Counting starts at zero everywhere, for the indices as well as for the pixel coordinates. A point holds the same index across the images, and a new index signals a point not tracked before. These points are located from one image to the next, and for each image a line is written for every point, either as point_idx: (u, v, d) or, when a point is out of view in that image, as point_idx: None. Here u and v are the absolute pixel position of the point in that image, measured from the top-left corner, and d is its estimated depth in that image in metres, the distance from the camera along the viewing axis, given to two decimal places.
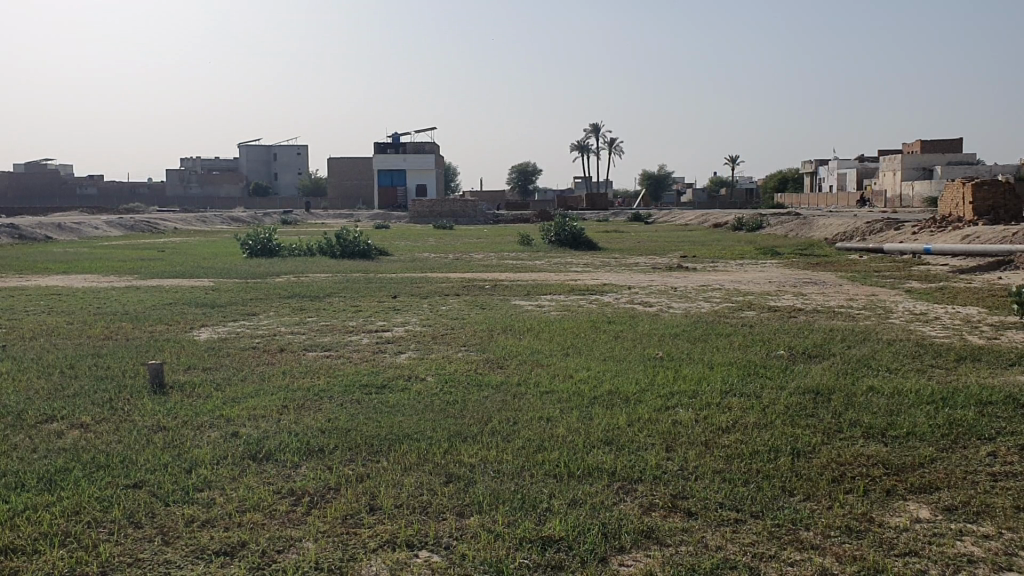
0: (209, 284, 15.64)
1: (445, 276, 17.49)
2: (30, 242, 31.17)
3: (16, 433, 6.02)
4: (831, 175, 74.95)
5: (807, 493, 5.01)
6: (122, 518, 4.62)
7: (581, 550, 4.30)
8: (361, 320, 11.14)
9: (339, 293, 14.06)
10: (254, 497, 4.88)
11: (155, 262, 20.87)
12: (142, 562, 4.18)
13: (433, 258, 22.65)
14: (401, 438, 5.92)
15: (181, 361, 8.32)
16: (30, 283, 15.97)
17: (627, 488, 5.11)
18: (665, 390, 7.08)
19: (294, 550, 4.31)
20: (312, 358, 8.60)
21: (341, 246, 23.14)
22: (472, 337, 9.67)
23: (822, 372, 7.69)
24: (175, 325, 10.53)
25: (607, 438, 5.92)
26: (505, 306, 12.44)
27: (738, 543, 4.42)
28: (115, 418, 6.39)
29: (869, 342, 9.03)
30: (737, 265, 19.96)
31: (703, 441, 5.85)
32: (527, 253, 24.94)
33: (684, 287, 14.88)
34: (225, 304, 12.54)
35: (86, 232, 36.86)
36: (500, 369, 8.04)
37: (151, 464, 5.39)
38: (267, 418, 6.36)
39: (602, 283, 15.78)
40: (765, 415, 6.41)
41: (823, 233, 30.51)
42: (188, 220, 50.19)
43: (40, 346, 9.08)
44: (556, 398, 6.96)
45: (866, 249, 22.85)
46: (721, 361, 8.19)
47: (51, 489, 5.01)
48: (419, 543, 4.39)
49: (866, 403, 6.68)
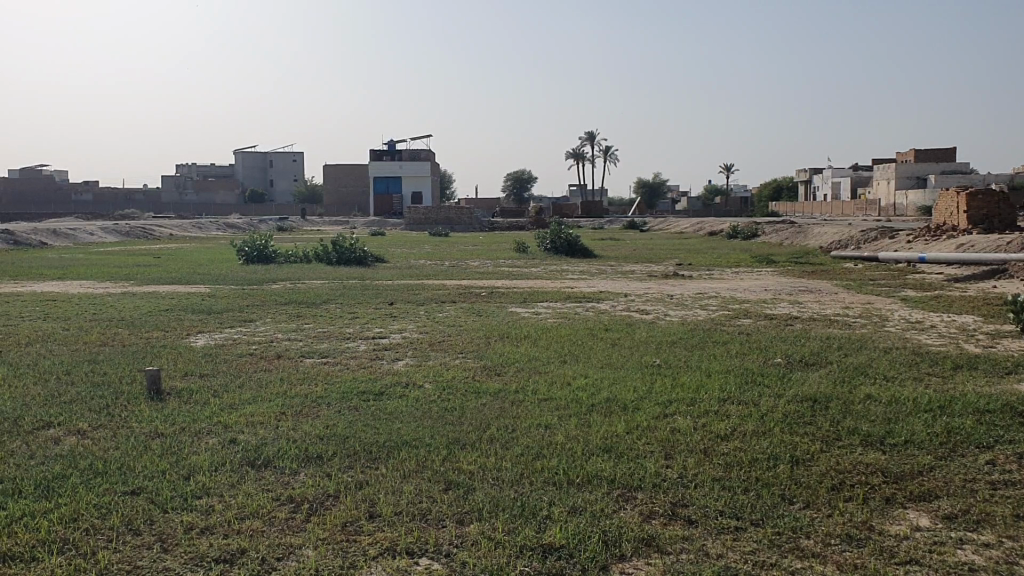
0: (206, 290, 15.73)
1: (441, 283, 17.57)
2: (24, 248, 31.14)
3: (14, 439, 5.99)
4: (826, 183, 75.04)
5: (806, 501, 5.01)
6: (120, 525, 4.60)
7: (582, 558, 4.29)
8: (357, 326, 11.14)
9: (335, 298, 14.12)
10: (252, 504, 4.87)
11: (150, 268, 20.83)
12: (140, 570, 4.16)
13: (430, 266, 22.60)
14: (401, 445, 5.93)
15: (177, 367, 8.30)
16: (29, 289, 16.04)
17: (627, 496, 5.11)
18: (663, 398, 7.07)
19: (293, 558, 4.30)
20: (310, 365, 8.56)
21: (337, 252, 23.17)
22: (469, 345, 9.62)
23: (820, 380, 7.70)
24: (171, 331, 10.51)
25: (607, 446, 5.92)
26: (502, 314, 12.47)
27: (739, 551, 4.42)
28: (113, 425, 6.35)
29: (866, 350, 9.05)
30: (733, 273, 19.93)
31: (702, 449, 5.86)
32: (523, 261, 25.01)
33: (682, 294, 14.94)
34: (223, 310, 12.51)
35: (82, 238, 36.86)
36: (497, 377, 8.02)
37: (150, 471, 5.35)
38: (264, 425, 6.33)
39: (599, 290, 15.82)
40: (763, 423, 6.42)
41: (817, 242, 30.57)
42: (185, 226, 50.33)
43: (37, 351, 9.08)
44: (553, 405, 6.94)
45: (862, 256, 22.91)
46: (719, 368, 8.19)
47: (49, 497, 4.98)
48: (419, 551, 4.37)
49: (866, 410, 6.69)
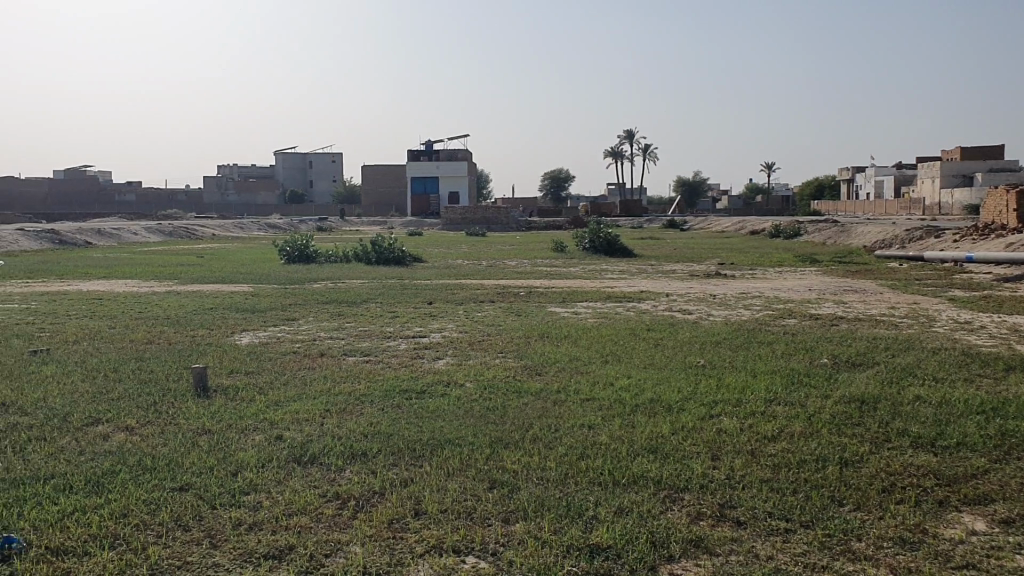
0: (248, 289, 15.89)
1: (481, 282, 17.57)
2: (69, 247, 31.67)
3: (63, 436, 6.07)
4: (869, 182, 73.93)
5: (857, 503, 4.93)
6: (170, 521, 4.63)
7: (631, 559, 4.25)
8: (398, 325, 11.16)
9: (375, 297, 14.18)
10: (300, 501, 4.88)
11: (192, 268, 21.09)
12: (190, 565, 4.18)
13: (468, 266, 22.61)
14: (444, 443, 5.92)
15: (223, 365, 8.37)
16: (75, 288, 16.29)
17: (674, 497, 5.06)
18: (708, 398, 7.00)
19: (341, 554, 4.30)
20: (352, 363, 8.59)
21: (376, 252, 23.28)
22: (509, 345, 9.60)
23: (867, 380, 7.57)
24: (215, 329, 10.60)
25: (653, 446, 5.86)
26: (542, 313, 12.42)
27: (789, 553, 4.35)
28: (160, 422, 6.42)
29: (914, 350, 8.89)
30: (776, 273, 19.69)
31: (749, 450, 5.78)
32: (561, 260, 24.97)
33: (724, 294, 14.80)
34: (265, 309, 12.62)
35: (125, 237, 37.42)
36: (539, 377, 7.98)
37: (198, 467, 5.39)
38: (309, 422, 6.35)
39: (639, 289, 15.72)
40: (810, 424, 6.33)
41: (860, 242, 30.11)
42: (226, 226, 50.88)
43: (85, 348, 9.22)
44: (596, 405, 6.90)
45: (908, 257, 22.55)
46: (764, 369, 8.10)
47: (99, 492, 5.03)
48: (466, 549, 4.35)
49: (915, 412, 6.57)
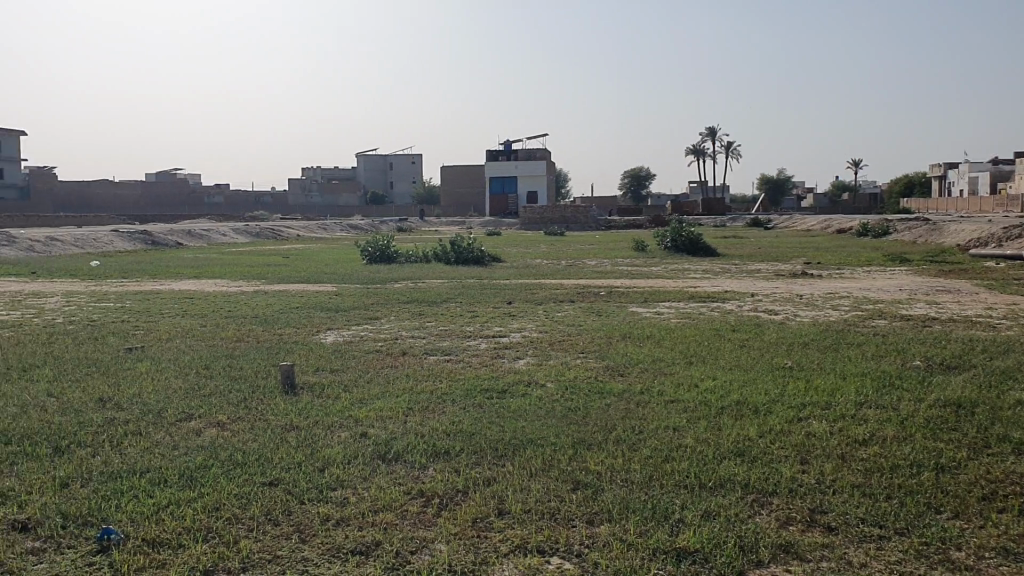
0: (332, 288, 16.17)
1: (560, 282, 17.52)
2: (160, 247, 32.69)
3: (158, 430, 6.25)
4: (962, 179, 71.39)
5: (955, 511, 4.75)
6: (260, 515, 4.72)
7: (719, 563, 4.17)
8: (479, 325, 11.20)
9: (455, 297, 14.27)
10: (385, 497, 4.93)
11: (277, 268, 21.54)
12: (280, 559, 4.25)
13: (547, 265, 22.60)
14: (527, 443, 5.91)
15: (309, 363, 8.52)
16: (167, 287, 16.79)
17: (763, 501, 4.95)
18: (797, 401, 6.84)
19: (427, 552, 4.32)
20: (434, 362, 8.65)
21: (456, 252, 23.42)
22: (590, 345, 9.55)
23: (964, 384, 7.30)
24: (301, 328, 10.80)
25: (739, 449, 5.75)
26: (622, 313, 12.33)
27: (884, 561, 4.21)
28: (250, 418, 6.57)
29: (1015, 353, 8.54)
30: (864, 273, 19.18)
31: (840, 454, 5.63)
32: (640, 260, 24.75)
33: (810, 294, 14.46)
34: (349, 308, 12.81)
35: (214, 238, 38.43)
36: (621, 377, 7.91)
37: (286, 463, 5.49)
38: (393, 420, 6.41)
39: (721, 289, 15.48)
40: (904, 428, 6.13)
41: (953, 241, 29.10)
42: (310, 227, 51.88)
43: (177, 346, 9.49)
44: (681, 407, 6.81)
45: (1004, 256, 21.71)
46: (854, 371, 7.88)
47: (192, 486, 5.16)
48: (550, 550, 4.33)
49: (1016, 417, 6.31)
